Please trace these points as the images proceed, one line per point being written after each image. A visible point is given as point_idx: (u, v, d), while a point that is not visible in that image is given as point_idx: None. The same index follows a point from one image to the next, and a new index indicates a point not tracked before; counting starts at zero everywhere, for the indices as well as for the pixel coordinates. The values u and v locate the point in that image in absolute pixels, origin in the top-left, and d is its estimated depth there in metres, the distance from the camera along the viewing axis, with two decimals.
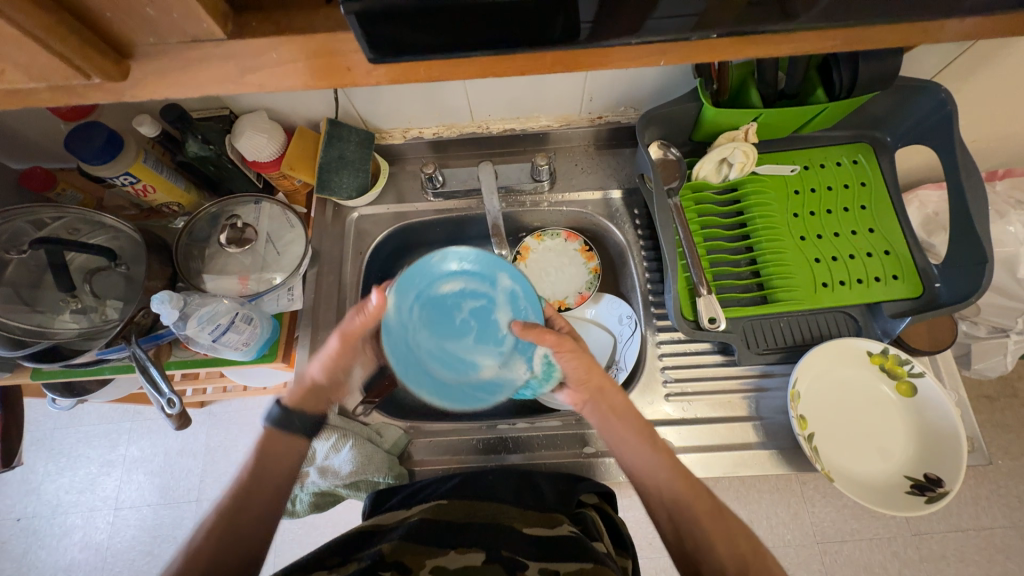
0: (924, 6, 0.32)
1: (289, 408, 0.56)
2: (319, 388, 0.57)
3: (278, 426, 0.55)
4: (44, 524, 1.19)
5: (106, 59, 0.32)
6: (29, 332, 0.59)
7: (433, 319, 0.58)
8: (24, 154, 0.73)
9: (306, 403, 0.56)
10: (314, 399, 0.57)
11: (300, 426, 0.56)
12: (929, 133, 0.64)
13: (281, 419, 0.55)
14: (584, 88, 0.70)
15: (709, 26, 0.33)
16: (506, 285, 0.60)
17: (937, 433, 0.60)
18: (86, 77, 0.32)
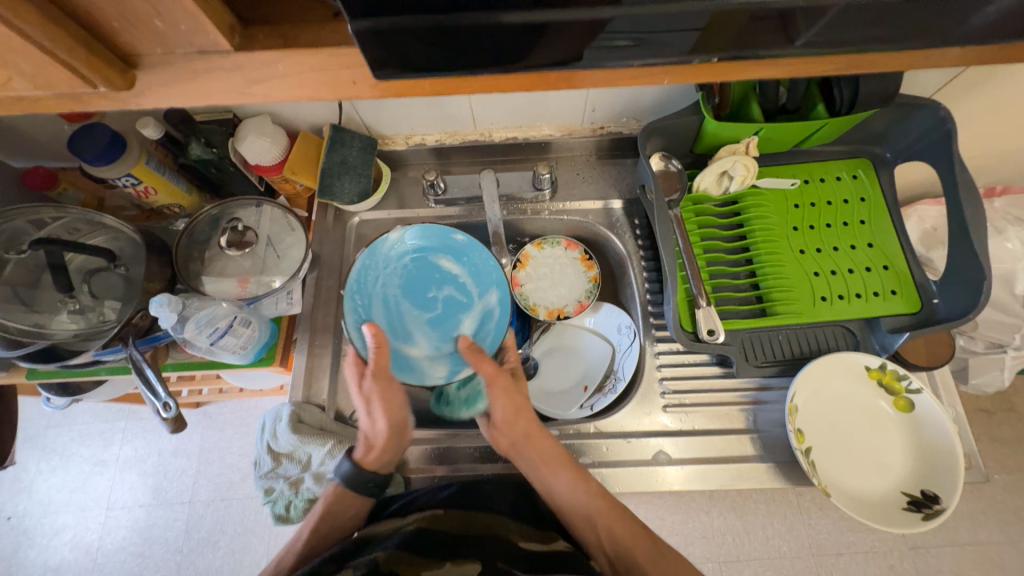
0: (926, 32, 0.32)
1: (360, 466, 0.59)
2: (393, 433, 0.60)
3: (351, 485, 0.59)
4: (35, 523, 1.18)
5: (113, 68, 0.32)
6: (26, 332, 0.59)
7: (413, 274, 0.64)
8: (27, 153, 0.73)
9: (383, 457, 0.60)
10: (385, 447, 0.60)
11: (374, 485, 0.59)
12: (928, 150, 0.65)
13: (352, 479, 0.59)
14: (587, 99, 0.70)
15: (709, 51, 0.33)
16: (490, 302, 0.65)
17: (934, 450, 0.60)
18: (92, 86, 0.32)
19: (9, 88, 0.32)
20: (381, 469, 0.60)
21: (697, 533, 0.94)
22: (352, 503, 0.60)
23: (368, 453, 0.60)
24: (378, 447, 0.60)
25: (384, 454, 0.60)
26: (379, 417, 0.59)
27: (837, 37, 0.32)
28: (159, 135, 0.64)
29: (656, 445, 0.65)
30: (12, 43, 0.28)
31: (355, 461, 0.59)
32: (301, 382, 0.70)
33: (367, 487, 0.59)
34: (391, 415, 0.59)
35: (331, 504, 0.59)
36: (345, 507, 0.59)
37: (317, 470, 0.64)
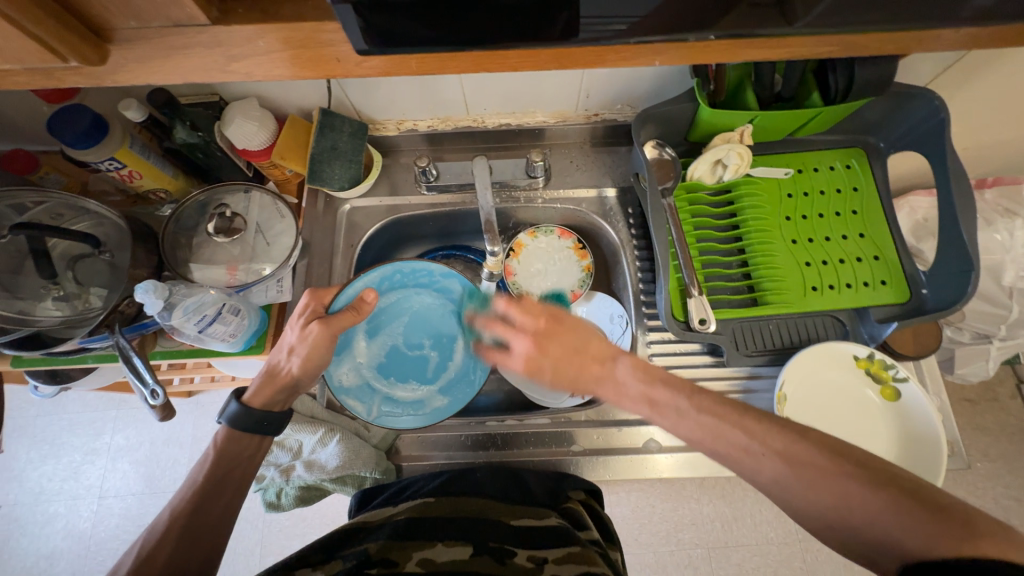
0: (923, 13, 0.32)
1: (250, 407, 0.52)
2: (287, 385, 0.54)
3: (242, 426, 0.52)
4: (26, 511, 1.17)
5: (86, 44, 0.31)
6: (9, 319, 0.58)
7: (438, 316, 0.67)
8: (7, 135, 0.71)
9: (275, 398, 0.53)
10: (280, 396, 0.54)
11: (268, 425, 0.53)
12: (922, 140, 0.64)
13: (242, 419, 0.52)
14: (581, 84, 0.69)
15: (708, 28, 0.32)
16: (434, 404, 0.63)
17: (918, 437, 0.61)
18: (64, 59, 0.31)
19: None
20: (274, 410, 0.54)
21: (686, 519, 0.96)
22: (253, 444, 0.53)
23: (262, 388, 0.53)
24: (276, 387, 0.53)
25: (278, 397, 0.54)
26: (298, 358, 0.53)
27: (836, 20, 0.32)
28: (143, 117, 0.62)
29: (648, 433, 0.65)
30: None
31: (246, 398, 0.53)
32: None
33: (257, 427, 0.52)
34: (310, 364, 0.54)
35: (224, 447, 0.51)
36: (240, 446, 0.52)
37: (308, 457, 0.64)
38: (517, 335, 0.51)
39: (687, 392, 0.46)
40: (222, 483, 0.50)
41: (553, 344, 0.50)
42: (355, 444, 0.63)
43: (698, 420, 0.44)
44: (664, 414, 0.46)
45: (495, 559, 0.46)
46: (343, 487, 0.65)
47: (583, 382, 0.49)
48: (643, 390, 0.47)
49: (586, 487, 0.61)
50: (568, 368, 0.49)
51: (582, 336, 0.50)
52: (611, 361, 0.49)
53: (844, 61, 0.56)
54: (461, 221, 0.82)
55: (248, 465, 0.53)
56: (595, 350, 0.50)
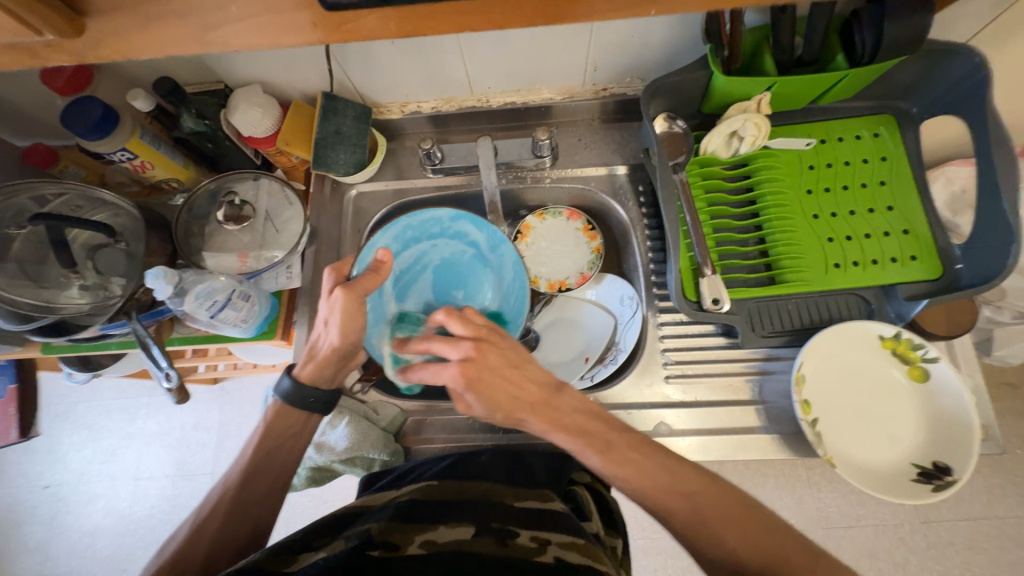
0: None
1: (300, 382, 0.54)
2: (330, 359, 0.54)
3: (293, 402, 0.54)
4: (70, 491, 1.25)
5: (61, 16, 0.30)
6: (35, 307, 0.60)
7: (458, 265, 0.68)
8: (28, 130, 0.74)
9: (321, 373, 0.54)
10: (325, 370, 0.54)
11: (316, 401, 0.55)
12: (959, 101, 0.59)
13: (294, 396, 0.54)
14: (587, 57, 0.66)
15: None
16: None
17: (949, 421, 0.57)
18: (38, 32, 0.30)
19: None
20: (321, 386, 0.55)
21: None
22: (299, 421, 0.55)
23: (308, 364, 0.54)
24: (320, 363, 0.54)
25: (326, 372, 0.55)
26: (332, 329, 0.52)
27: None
28: (150, 107, 0.63)
29: (658, 416, 0.64)
30: None
31: (296, 373, 0.55)
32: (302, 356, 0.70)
33: (307, 406, 0.55)
34: (343, 334, 0.51)
35: (273, 423, 0.54)
36: (289, 420, 0.55)
37: (318, 439, 0.65)
38: (455, 349, 0.46)
39: (616, 428, 0.49)
40: (271, 457, 0.54)
41: (491, 357, 0.47)
42: (364, 427, 0.63)
43: (630, 459, 0.47)
44: (600, 450, 0.47)
45: (496, 539, 0.45)
46: (353, 468, 0.65)
47: (520, 404, 0.48)
48: (582, 422, 0.49)
49: (591, 470, 0.62)
50: (501, 388, 0.47)
51: (518, 354, 0.49)
52: (554, 389, 0.49)
53: (872, 18, 0.52)
54: (469, 205, 0.81)
55: (294, 442, 0.55)
56: (536, 372, 0.49)
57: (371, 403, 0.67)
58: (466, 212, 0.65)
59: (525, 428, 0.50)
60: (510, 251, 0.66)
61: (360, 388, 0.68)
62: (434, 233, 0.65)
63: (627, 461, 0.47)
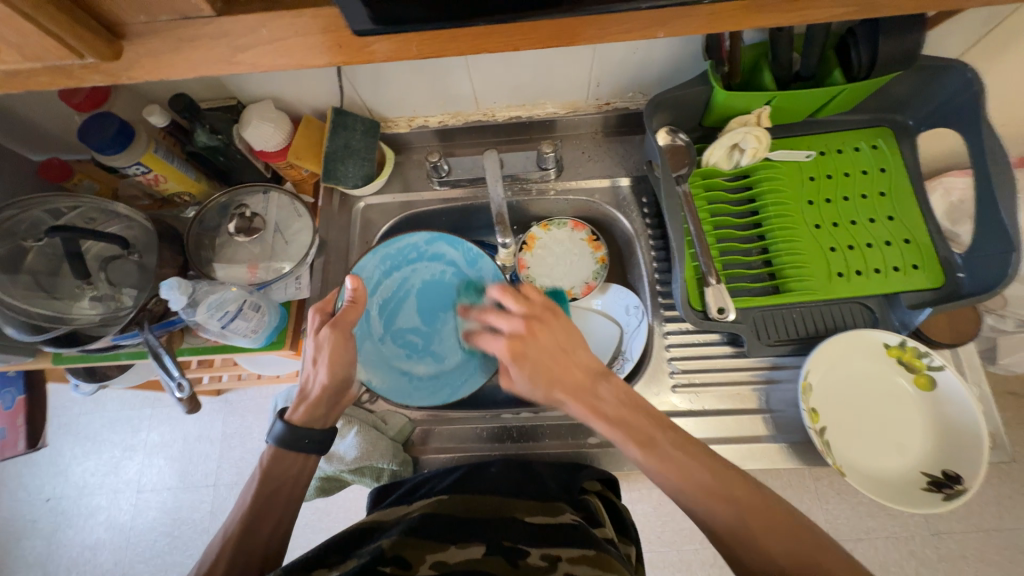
0: None
1: (295, 425, 0.55)
2: (322, 398, 0.55)
3: (287, 445, 0.54)
4: (71, 504, 1.24)
5: (100, 40, 0.31)
6: (47, 319, 0.61)
7: (441, 283, 0.70)
8: (45, 145, 0.76)
9: (315, 413, 0.56)
10: (319, 411, 0.56)
11: (310, 443, 0.55)
12: (955, 114, 0.61)
13: (288, 438, 0.55)
14: (591, 73, 0.68)
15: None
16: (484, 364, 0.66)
17: (957, 430, 0.58)
18: (80, 56, 0.31)
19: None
20: (315, 426, 0.56)
21: None
22: (296, 463, 0.55)
23: (300, 406, 0.56)
24: (313, 402, 0.55)
25: (318, 412, 0.56)
26: (323, 367, 0.55)
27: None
28: (165, 123, 0.64)
29: None
30: None
31: (288, 417, 0.55)
32: None
33: (303, 446, 0.55)
34: (333, 370, 0.55)
35: (270, 466, 0.54)
36: (284, 464, 0.54)
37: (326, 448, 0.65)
38: (506, 322, 0.52)
39: (663, 427, 0.48)
40: (272, 498, 0.53)
41: (542, 336, 0.51)
42: (373, 436, 0.63)
43: (673, 457, 0.46)
44: (643, 446, 0.47)
45: (508, 558, 0.45)
46: (362, 477, 0.65)
47: (562, 384, 0.50)
48: (625, 415, 0.49)
49: (601, 478, 0.62)
50: (550, 365, 0.50)
51: (570, 340, 0.52)
52: (598, 376, 0.50)
53: (867, 33, 0.53)
54: (474, 217, 0.83)
55: (295, 485, 0.55)
56: (583, 358, 0.51)
57: (379, 413, 0.67)
58: (440, 234, 0.69)
59: (565, 412, 0.51)
60: (488, 262, 0.69)
61: (368, 397, 0.68)
62: (412, 257, 0.69)
63: (669, 458, 0.46)
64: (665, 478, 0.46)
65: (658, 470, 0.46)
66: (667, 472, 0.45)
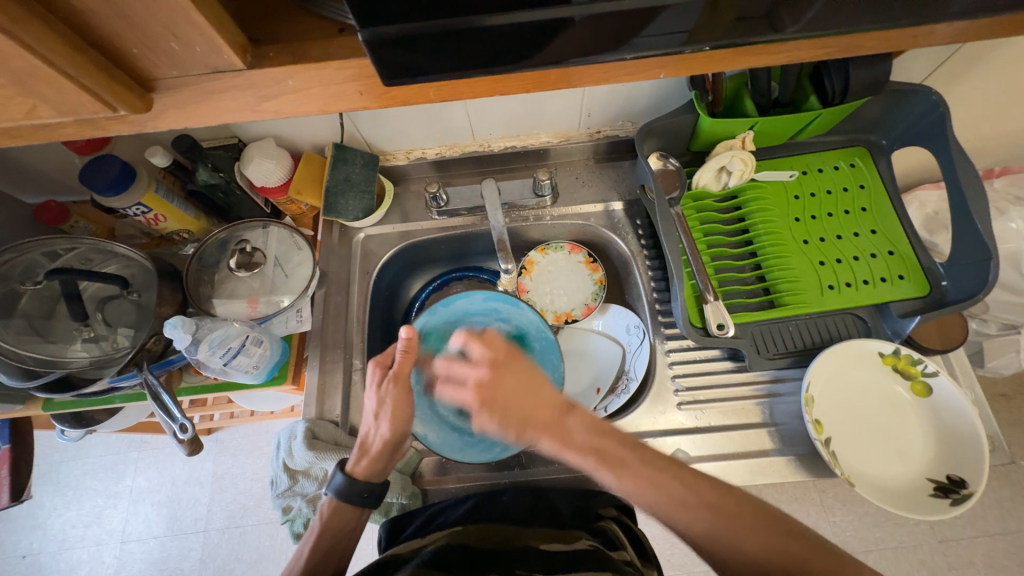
0: (932, 15, 0.31)
1: (356, 478, 0.55)
2: (384, 451, 0.55)
3: (345, 499, 0.54)
4: (50, 560, 1.17)
5: (132, 93, 0.31)
6: (41, 362, 0.59)
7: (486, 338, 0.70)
8: (41, 187, 0.75)
9: (375, 466, 0.55)
10: (381, 464, 0.55)
11: (369, 496, 0.55)
12: (924, 134, 0.65)
13: (347, 491, 0.55)
14: (582, 104, 0.72)
15: (706, 39, 0.32)
16: None
17: (957, 434, 0.59)
18: (112, 110, 0.31)
19: (33, 116, 0.30)
20: (375, 480, 0.55)
21: None
22: (353, 517, 0.55)
23: (360, 459, 0.56)
24: (374, 456, 0.55)
25: (378, 465, 0.56)
26: (385, 422, 0.55)
27: (839, 20, 0.31)
28: (167, 163, 0.65)
29: (673, 443, 0.64)
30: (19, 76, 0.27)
31: (348, 469, 0.55)
32: (314, 399, 0.70)
33: (361, 500, 0.55)
34: (396, 425, 0.55)
35: (329, 521, 0.54)
36: (342, 518, 0.55)
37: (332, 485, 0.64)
38: (470, 368, 0.51)
39: (632, 446, 0.48)
40: (328, 555, 0.53)
41: (506, 378, 0.50)
42: None
43: (643, 473, 0.46)
44: (613, 467, 0.46)
45: None
46: (369, 513, 0.64)
47: (531, 424, 0.49)
48: (593, 441, 0.48)
49: (617, 503, 0.60)
50: (518, 406, 0.49)
51: (533, 376, 0.51)
52: (564, 409, 0.50)
53: (838, 64, 0.57)
54: (472, 243, 0.84)
55: (349, 540, 0.55)
56: (547, 393, 0.50)
57: None
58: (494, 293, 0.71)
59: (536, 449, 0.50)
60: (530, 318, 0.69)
61: None
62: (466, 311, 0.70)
63: (642, 477, 0.46)
64: (641, 499, 0.46)
65: (630, 490, 0.46)
66: (643, 492, 0.46)
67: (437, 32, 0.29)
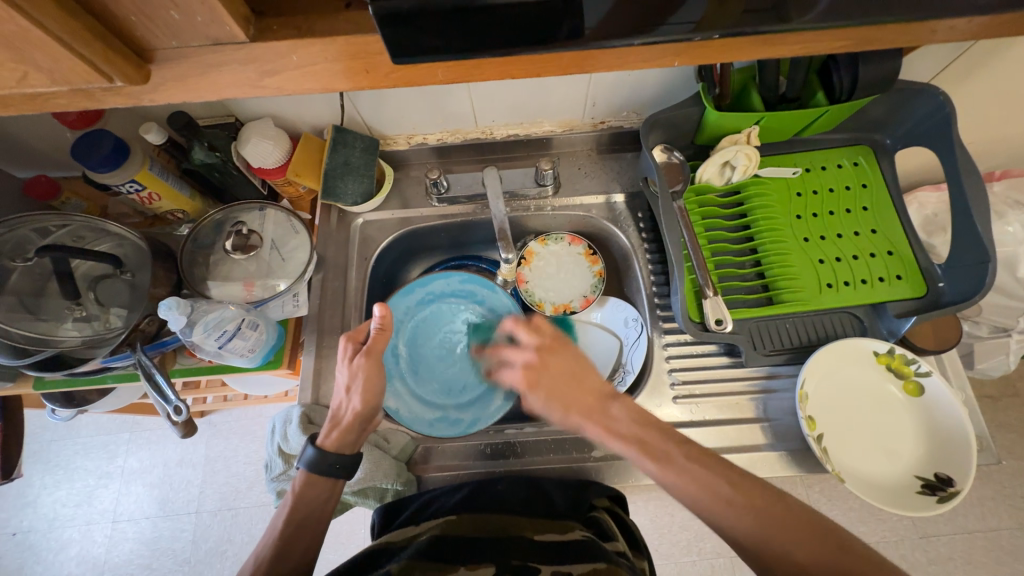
0: (951, 11, 0.31)
1: (325, 450, 0.55)
2: (354, 423, 0.56)
3: (318, 470, 0.54)
4: (40, 538, 1.17)
5: (130, 63, 0.29)
6: (31, 340, 0.58)
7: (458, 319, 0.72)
8: (31, 162, 0.74)
9: (347, 438, 0.55)
10: (350, 436, 0.56)
11: (340, 467, 0.55)
12: (928, 134, 0.65)
13: (318, 463, 0.54)
14: (587, 94, 0.71)
15: (719, 27, 0.31)
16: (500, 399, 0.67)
17: (946, 434, 0.60)
18: (108, 82, 0.30)
19: (24, 84, 0.29)
20: (345, 452, 0.55)
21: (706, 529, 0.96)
22: (327, 488, 0.55)
23: (331, 431, 0.56)
24: (345, 428, 0.56)
25: (350, 438, 0.56)
26: (356, 395, 0.55)
27: (860, 9, 0.31)
28: (162, 140, 0.64)
29: None
30: (9, 42, 0.26)
31: (320, 441, 0.55)
32: (309, 384, 0.70)
33: (332, 471, 0.54)
34: (367, 398, 0.55)
35: (303, 491, 0.54)
36: (315, 489, 0.54)
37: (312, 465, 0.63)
38: (522, 353, 0.56)
39: (653, 441, 0.49)
40: (302, 524, 0.53)
41: (554, 365, 0.54)
42: (376, 455, 0.62)
43: (688, 469, 0.47)
44: (656, 458, 0.48)
45: None
46: (365, 499, 0.63)
47: (576, 410, 0.52)
48: (638, 432, 0.50)
49: (610, 494, 0.60)
50: (565, 389, 0.53)
51: (582, 366, 0.54)
52: (608, 397, 0.52)
53: (848, 59, 0.56)
54: (472, 232, 0.83)
55: (324, 510, 0.55)
56: (593, 382, 0.53)
57: (380, 431, 0.65)
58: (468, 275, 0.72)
59: (583, 436, 0.52)
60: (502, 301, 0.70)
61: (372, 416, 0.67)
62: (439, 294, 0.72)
63: (683, 470, 0.47)
64: (684, 492, 0.46)
65: (675, 483, 0.47)
66: None
67: (445, 10, 0.28)
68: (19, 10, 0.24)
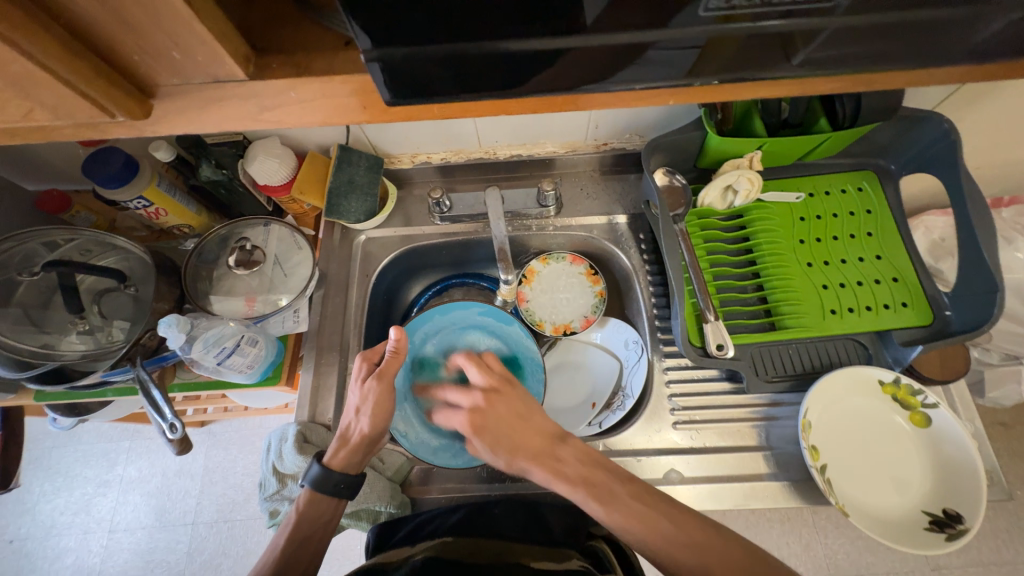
0: (948, 58, 0.31)
1: (330, 468, 0.54)
2: (363, 444, 0.55)
3: (322, 490, 0.54)
4: (36, 546, 1.16)
5: (131, 97, 0.30)
6: (35, 353, 0.59)
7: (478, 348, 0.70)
8: (43, 176, 0.75)
9: (352, 459, 0.55)
10: (358, 457, 0.55)
11: (345, 488, 0.54)
12: (932, 162, 0.64)
13: (322, 481, 0.54)
14: (590, 117, 0.71)
15: (716, 70, 0.31)
16: None
17: (955, 468, 0.58)
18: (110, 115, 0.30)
19: (29, 119, 0.30)
20: (350, 472, 0.55)
21: None
22: (331, 508, 0.55)
23: (338, 450, 0.55)
24: (352, 448, 0.55)
25: (356, 458, 0.56)
26: (366, 417, 0.55)
27: (852, 58, 0.31)
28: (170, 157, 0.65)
29: (667, 463, 0.64)
30: (15, 80, 0.27)
31: (326, 459, 0.55)
32: (306, 401, 0.69)
33: (337, 491, 0.54)
34: (375, 420, 0.55)
35: (304, 512, 0.53)
36: (317, 509, 0.54)
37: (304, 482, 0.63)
38: (465, 395, 0.56)
39: (623, 479, 0.49)
40: (307, 542, 0.53)
41: (497, 404, 0.54)
42: (371, 476, 0.62)
43: (637, 511, 0.46)
44: (603, 499, 0.47)
45: None
46: (359, 521, 0.63)
47: (523, 452, 0.51)
48: (584, 472, 0.49)
49: (609, 521, 0.58)
50: (509, 433, 0.52)
51: (528, 407, 0.54)
52: (555, 439, 0.52)
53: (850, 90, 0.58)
54: (474, 250, 0.83)
55: (325, 532, 0.54)
56: (541, 422, 0.53)
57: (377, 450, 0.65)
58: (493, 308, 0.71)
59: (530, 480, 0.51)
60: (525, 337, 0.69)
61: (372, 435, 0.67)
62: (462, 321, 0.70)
63: (632, 512, 0.46)
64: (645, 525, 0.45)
65: (619, 526, 0.46)
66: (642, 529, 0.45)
67: (440, 55, 0.28)
68: (24, 51, 0.25)
